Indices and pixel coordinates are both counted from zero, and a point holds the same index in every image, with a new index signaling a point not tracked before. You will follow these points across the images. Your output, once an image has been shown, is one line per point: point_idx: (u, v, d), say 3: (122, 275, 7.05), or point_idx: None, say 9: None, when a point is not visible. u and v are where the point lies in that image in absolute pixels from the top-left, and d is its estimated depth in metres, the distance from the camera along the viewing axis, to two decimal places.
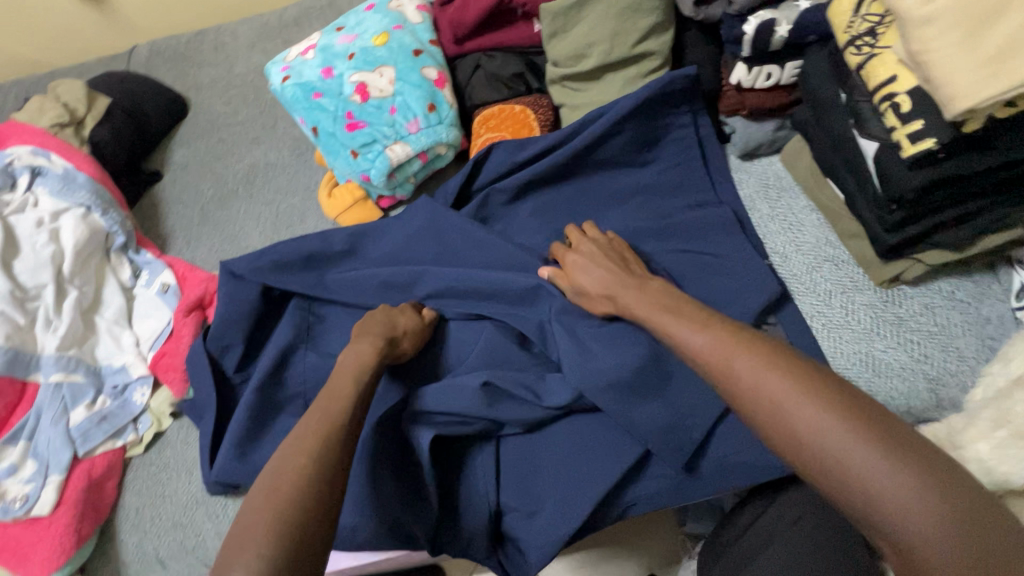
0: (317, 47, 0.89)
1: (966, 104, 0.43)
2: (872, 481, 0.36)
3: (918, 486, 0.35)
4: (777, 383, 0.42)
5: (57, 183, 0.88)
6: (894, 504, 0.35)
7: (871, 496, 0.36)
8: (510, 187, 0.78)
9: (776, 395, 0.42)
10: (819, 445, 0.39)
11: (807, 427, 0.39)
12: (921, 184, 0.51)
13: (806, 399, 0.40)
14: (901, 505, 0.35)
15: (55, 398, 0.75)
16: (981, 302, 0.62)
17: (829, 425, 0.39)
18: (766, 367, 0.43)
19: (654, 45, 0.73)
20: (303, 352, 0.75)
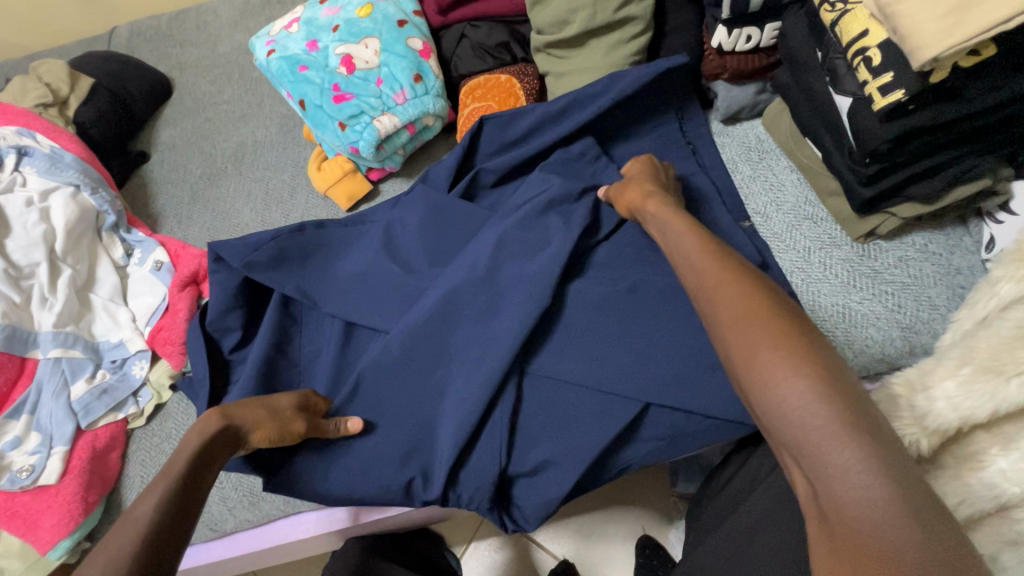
0: (300, 21, 0.89)
1: (931, 54, 0.45)
2: (809, 415, 0.36)
3: (852, 427, 0.35)
4: (752, 321, 0.41)
5: (45, 163, 0.88)
6: (820, 434, 0.35)
7: (801, 431, 0.36)
8: (499, 168, 0.78)
9: (745, 315, 0.42)
10: (766, 368, 0.39)
11: (790, 407, 0.37)
12: (891, 136, 0.53)
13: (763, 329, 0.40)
14: (841, 456, 0.34)
15: (55, 374, 0.77)
16: (952, 253, 0.65)
17: (785, 354, 0.39)
18: (746, 294, 0.43)
19: (636, 10, 0.74)
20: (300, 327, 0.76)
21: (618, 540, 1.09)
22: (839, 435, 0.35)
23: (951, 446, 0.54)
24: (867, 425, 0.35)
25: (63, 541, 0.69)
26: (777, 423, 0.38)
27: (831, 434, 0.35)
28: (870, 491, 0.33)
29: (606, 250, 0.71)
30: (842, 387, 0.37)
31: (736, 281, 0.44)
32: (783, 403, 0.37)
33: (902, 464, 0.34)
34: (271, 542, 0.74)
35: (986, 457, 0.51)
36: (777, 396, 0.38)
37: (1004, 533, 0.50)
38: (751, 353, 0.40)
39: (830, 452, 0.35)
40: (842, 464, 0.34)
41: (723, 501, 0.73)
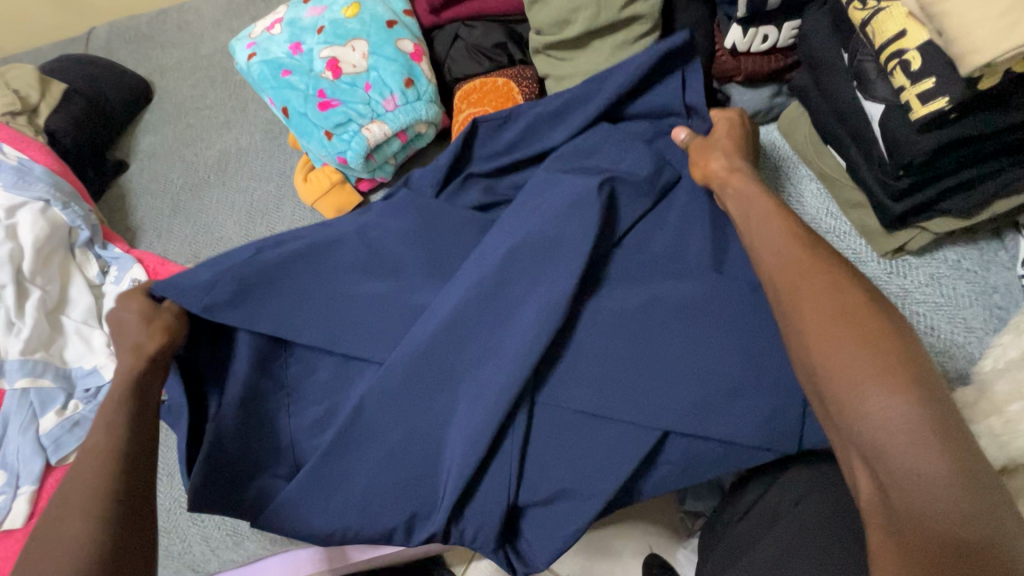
0: (283, 22, 0.83)
1: (984, 59, 0.40)
2: (888, 420, 0.38)
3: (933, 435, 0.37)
4: (837, 321, 0.43)
5: (12, 177, 0.83)
6: (897, 438, 0.38)
7: (882, 437, 0.38)
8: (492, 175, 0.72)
9: (835, 313, 0.44)
10: (847, 369, 0.41)
11: (875, 417, 0.39)
12: (930, 148, 0.48)
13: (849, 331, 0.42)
14: (919, 464, 0.37)
15: (23, 406, 0.72)
16: (988, 270, 0.60)
17: (868, 358, 0.41)
18: (834, 288, 0.45)
19: (643, 8, 0.68)
20: None
21: (626, 561, 1.05)
22: (923, 440, 0.37)
23: None
24: (946, 434, 0.38)
25: None
26: (853, 425, 0.40)
27: (910, 441, 0.37)
28: (945, 497, 0.36)
29: None
30: (928, 395, 0.39)
31: (819, 279, 0.45)
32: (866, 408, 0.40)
33: (976, 474, 0.37)
34: None
35: None
36: (860, 400, 0.40)
37: None
38: (836, 368, 0.42)
39: (908, 458, 0.37)
40: (919, 469, 0.37)
41: (741, 532, 0.69)
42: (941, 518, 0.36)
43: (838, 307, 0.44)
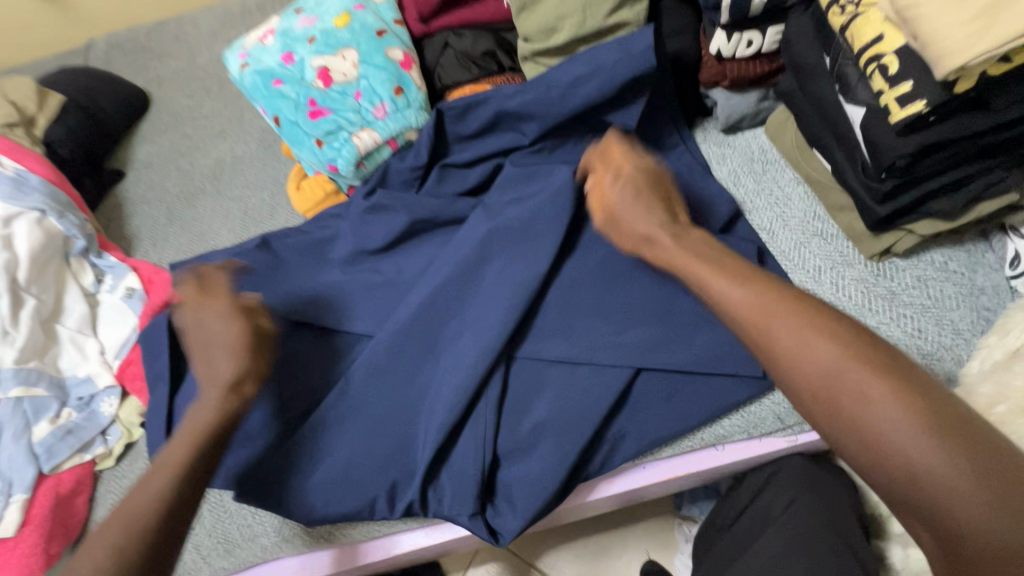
0: (276, 32, 0.84)
1: (959, 62, 0.40)
2: (849, 388, 0.39)
3: (890, 389, 0.38)
4: (763, 306, 0.44)
5: (8, 187, 0.83)
6: (862, 397, 0.39)
7: (849, 405, 0.39)
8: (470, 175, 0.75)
9: (758, 302, 0.44)
10: (792, 351, 0.42)
11: (889, 438, 0.37)
12: (911, 150, 0.48)
13: (769, 316, 0.44)
14: (890, 422, 0.38)
15: (15, 416, 0.71)
16: (975, 271, 0.60)
17: (809, 331, 0.42)
18: (744, 284, 0.46)
19: (629, 15, 0.69)
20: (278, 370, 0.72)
21: (623, 566, 1.06)
22: (884, 398, 0.38)
23: None
24: (901, 381, 0.39)
25: None
26: (821, 401, 0.41)
27: (873, 401, 0.38)
28: (928, 447, 0.36)
29: (601, 271, 0.66)
30: (872, 356, 0.40)
31: (733, 271, 0.47)
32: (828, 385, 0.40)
33: (946, 412, 0.37)
34: None
35: None
36: (819, 378, 0.41)
37: None
38: (769, 334, 0.43)
39: (878, 418, 0.38)
40: (890, 428, 0.38)
41: (733, 536, 0.68)
42: (938, 467, 0.36)
43: (752, 295, 0.45)
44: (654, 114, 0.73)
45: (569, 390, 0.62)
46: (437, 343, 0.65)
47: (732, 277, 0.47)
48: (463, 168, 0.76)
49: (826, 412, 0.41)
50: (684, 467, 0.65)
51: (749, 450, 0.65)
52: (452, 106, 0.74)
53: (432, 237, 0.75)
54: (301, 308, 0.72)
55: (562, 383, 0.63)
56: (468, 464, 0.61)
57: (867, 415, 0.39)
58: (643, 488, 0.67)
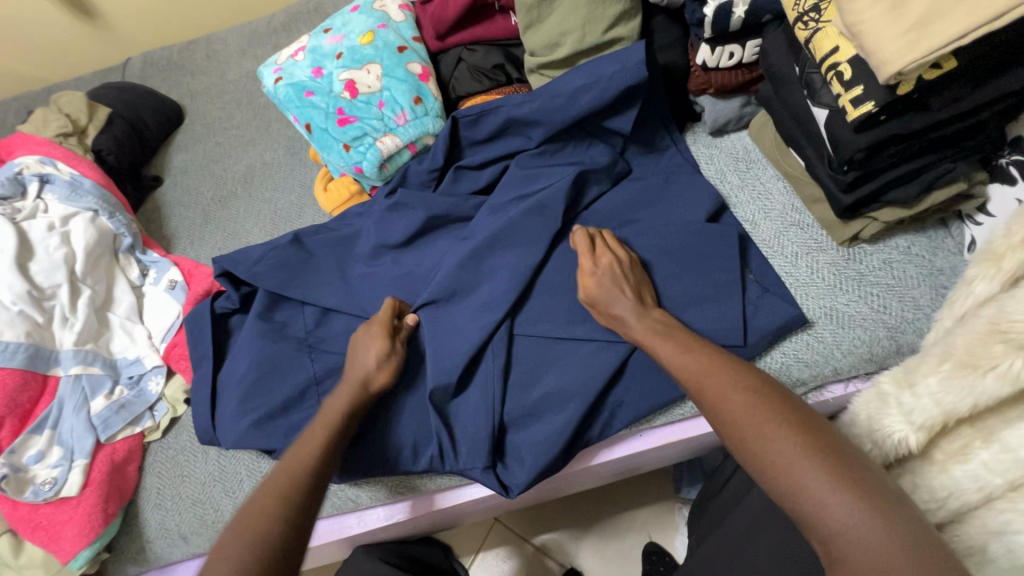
0: (306, 49, 0.94)
1: (895, 68, 0.48)
2: (774, 449, 0.48)
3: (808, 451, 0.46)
4: (701, 371, 0.56)
5: (65, 190, 0.93)
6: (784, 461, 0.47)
7: (774, 466, 0.47)
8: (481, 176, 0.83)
9: (694, 368, 0.57)
10: (727, 410, 0.52)
11: (812, 493, 0.44)
12: (865, 144, 0.56)
13: (710, 381, 0.55)
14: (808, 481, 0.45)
15: (75, 391, 0.80)
16: (935, 254, 0.67)
17: (740, 398, 0.52)
18: (690, 347, 0.59)
19: (623, 31, 0.77)
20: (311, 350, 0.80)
21: (626, 547, 1.12)
22: (802, 459, 0.46)
23: (939, 441, 0.56)
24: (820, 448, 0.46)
25: (84, 551, 0.71)
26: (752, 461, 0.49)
27: (794, 465, 0.46)
28: (842, 505, 0.43)
29: None
30: (798, 425, 0.48)
31: (681, 341, 0.60)
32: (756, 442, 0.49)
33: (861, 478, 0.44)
34: None
35: (970, 450, 0.53)
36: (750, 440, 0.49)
37: (990, 524, 0.50)
38: (708, 394, 0.54)
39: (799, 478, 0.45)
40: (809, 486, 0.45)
41: (723, 499, 0.75)
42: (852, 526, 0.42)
43: (692, 361, 0.58)
44: (648, 119, 0.81)
45: (573, 364, 0.70)
46: (454, 323, 0.73)
47: (674, 341, 0.60)
48: (474, 170, 0.84)
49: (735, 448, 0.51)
50: (675, 434, 0.72)
51: None
52: (466, 114, 0.82)
53: (448, 232, 0.82)
54: (332, 295, 0.81)
55: (567, 359, 0.70)
56: (482, 429, 0.68)
57: (764, 447, 0.48)
58: (640, 453, 0.74)
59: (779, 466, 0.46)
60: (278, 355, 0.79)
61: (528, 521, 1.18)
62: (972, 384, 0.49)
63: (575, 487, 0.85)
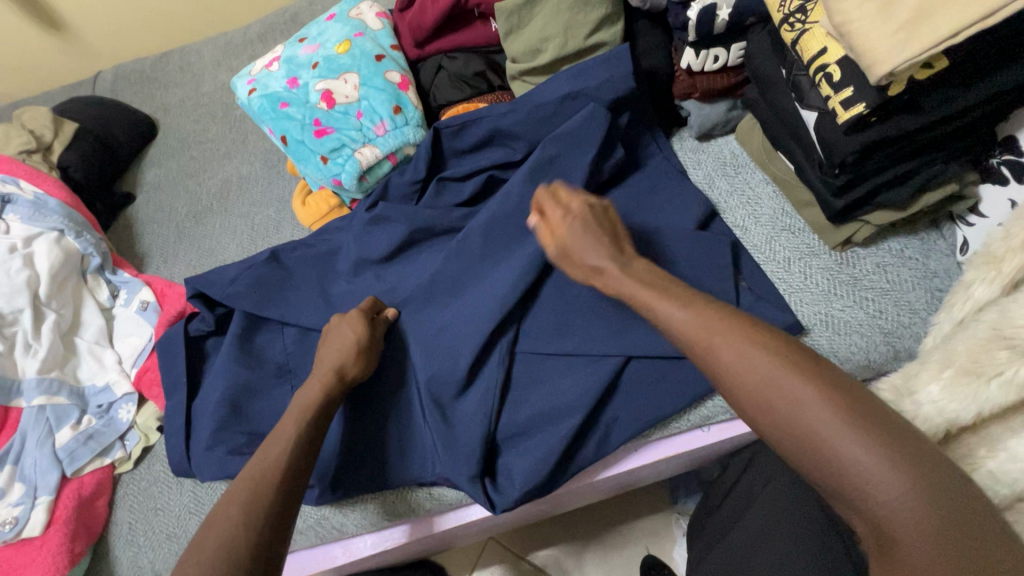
0: (281, 59, 0.91)
1: (886, 68, 0.46)
2: (799, 413, 0.40)
3: (845, 417, 0.39)
4: (704, 322, 0.46)
5: (28, 210, 0.88)
6: (816, 429, 0.39)
7: (806, 433, 0.39)
8: (464, 186, 0.80)
9: (695, 320, 0.47)
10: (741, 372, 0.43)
11: (853, 465, 0.37)
12: (857, 147, 0.55)
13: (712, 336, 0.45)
14: (844, 450, 0.38)
15: (39, 422, 0.75)
16: (929, 257, 0.66)
17: (755, 356, 0.43)
18: (678, 300, 0.49)
19: (606, 36, 0.76)
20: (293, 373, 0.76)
21: (624, 562, 1.09)
22: (837, 423, 0.38)
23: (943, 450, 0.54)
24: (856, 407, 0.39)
25: None
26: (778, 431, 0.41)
27: (830, 429, 0.38)
28: (888, 485, 0.36)
29: None
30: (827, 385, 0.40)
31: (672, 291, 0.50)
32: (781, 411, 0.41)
33: (907, 445, 0.38)
34: None
35: (975, 460, 0.51)
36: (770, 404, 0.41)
37: None
38: (714, 349, 0.45)
39: (838, 447, 0.38)
40: (848, 460, 0.38)
41: (725, 514, 0.73)
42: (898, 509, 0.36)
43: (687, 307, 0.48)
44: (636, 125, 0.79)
45: (564, 380, 0.67)
46: (438, 342, 0.70)
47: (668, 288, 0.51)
48: (458, 181, 0.81)
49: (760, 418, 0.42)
50: (674, 447, 0.70)
51: (732, 430, 0.70)
52: (448, 124, 0.80)
53: (433, 245, 0.80)
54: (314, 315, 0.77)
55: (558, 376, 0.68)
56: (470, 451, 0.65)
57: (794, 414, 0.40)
58: (635, 468, 0.72)
59: (813, 440, 0.39)
60: (257, 379, 0.75)
61: (524, 538, 1.14)
62: (978, 393, 0.47)
63: (572, 504, 0.82)
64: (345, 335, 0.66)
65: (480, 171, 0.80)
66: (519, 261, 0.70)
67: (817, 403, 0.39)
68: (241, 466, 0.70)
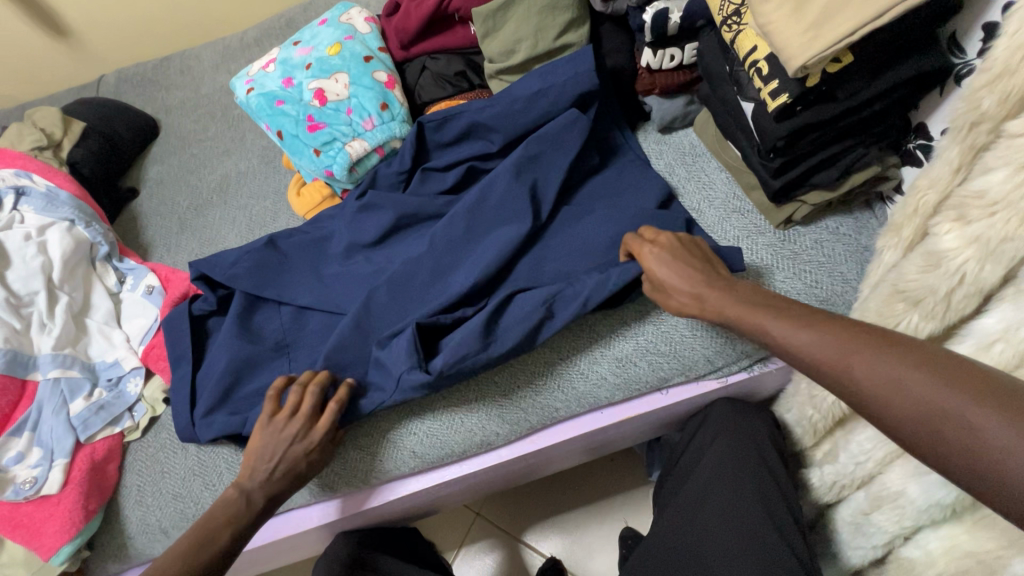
0: (277, 61, 0.98)
1: (799, 62, 0.54)
2: (927, 406, 0.41)
3: (978, 403, 0.39)
4: (826, 337, 0.49)
5: (41, 201, 0.95)
6: (947, 418, 0.40)
7: (936, 421, 0.40)
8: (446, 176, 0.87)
9: (812, 339, 0.50)
10: (864, 379, 0.45)
11: (995, 450, 0.37)
12: (785, 133, 0.62)
13: (841, 348, 0.48)
14: (986, 435, 0.38)
15: (54, 393, 0.82)
16: (861, 233, 0.73)
17: (878, 359, 0.45)
18: (795, 326, 0.52)
19: (573, 38, 0.83)
20: (288, 347, 0.83)
21: (602, 534, 1.15)
22: (973, 411, 0.39)
23: None
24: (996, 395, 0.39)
25: (65, 546, 0.73)
26: (912, 432, 0.42)
27: (962, 416, 0.39)
28: None
29: (559, 250, 0.78)
30: (958, 377, 0.41)
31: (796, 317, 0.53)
32: (902, 406, 0.42)
33: None
34: (262, 539, 0.80)
35: None
36: (893, 402, 0.43)
37: (908, 470, 0.59)
38: (840, 359, 0.47)
39: (978, 432, 0.38)
40: (992, 445, 0.37)
41: (680, 471, 0.81)
42: None
43: (802, 325, 0.52)
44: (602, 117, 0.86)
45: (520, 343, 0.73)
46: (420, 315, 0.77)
47: (777, 313, 0.55)
48: (440, 170, 0.88)
49: (895, 426, 0.43)
50: (635, 409, 0.76)
51: (690, 392, 0.77)
52: (431, 119, 0.87)
53: (416, 230, 0.87)
54: (308, 293, 0.85)
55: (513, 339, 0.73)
56: None
57: (919, 402, 0.42)
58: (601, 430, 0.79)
59: (947, 427, 0.40)
60: (256, 353, 0.82)
61: (509, 514, 1.21)
62: None
63: (547, 468, 0.90)
64: (299, 458, 0.69)
65: (459, 161, 0.87)
66: (494, 241, 0.77)
67: (951, 392, 0.40)
68: (241, 429, 0.76)
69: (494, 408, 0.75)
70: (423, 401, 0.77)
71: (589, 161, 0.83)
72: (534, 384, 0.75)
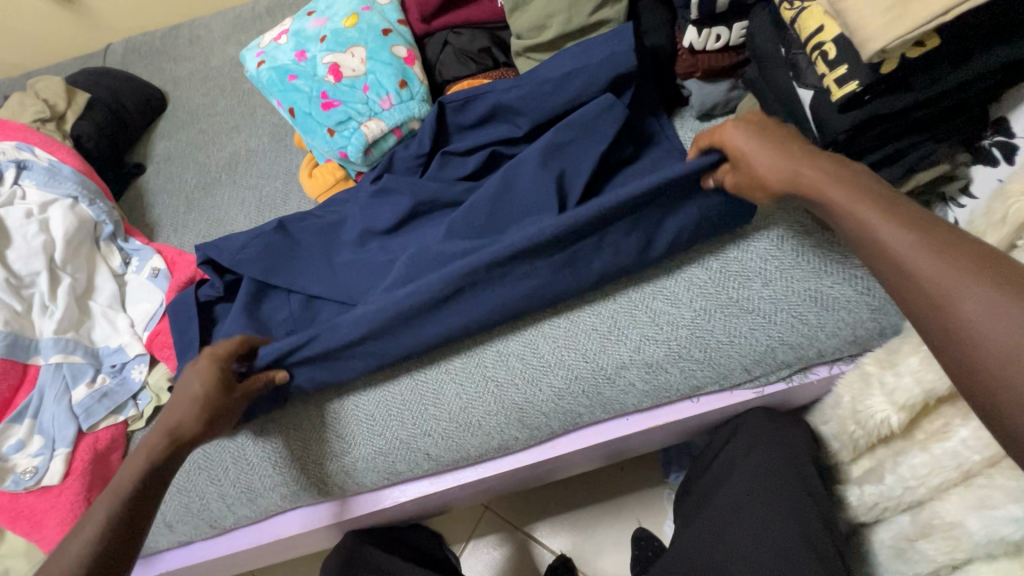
0: (289, 32, 0.92)
1: (878, 46, 0.47)
2: (988, 339, 0.34)
3: None
4: (935, 249, 0.39)
5: (43, 176, 0.91)
6: (1006, 355, 0.33)
7: (985, 352, 0.34)
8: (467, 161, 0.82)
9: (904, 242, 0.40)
10: (933, 292, 0.38)
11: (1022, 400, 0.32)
12: (849, 125, 0.56)
13: (928, 257, 0.38)
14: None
15: (57, 378, 0.79)
16: None
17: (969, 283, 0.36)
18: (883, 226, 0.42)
19: (610, 13, 0.76)
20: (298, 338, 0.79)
21: (615, 534, 1.12)
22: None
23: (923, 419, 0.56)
24: None
25: None
26: (949, 353, 0.36)
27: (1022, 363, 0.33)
28: None
29: None
30: None
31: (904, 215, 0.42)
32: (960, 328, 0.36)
33: None
34: (273, 536, 0.77)
35: None
36: (951, 320, 0.36)
37: (967, 500, 0.55)
38: (915, 268, 0.39)
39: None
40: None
41: (709, 482, 0.77)
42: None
43: (901, 223, 0.41)
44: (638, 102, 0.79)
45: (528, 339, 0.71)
46: None
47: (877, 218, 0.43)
48: (460, 155, 0.82)
49: (930, 338, 0.38)
50: (661, 417, 0.72)
51: (722, 401, 0.72)
52: (453, 99, 0.82)
53: (434, 218, 0.81)
54: (319, 282, 0.80)
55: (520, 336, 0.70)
56: None
57: (976, 335, 0.35)
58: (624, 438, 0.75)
59: (993, 367, 0.34)
60: None
61: (519, 509, 1.18)
62: None
63: (565, 472, 0.86)
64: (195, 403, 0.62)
65: (481, 146, 0.81)
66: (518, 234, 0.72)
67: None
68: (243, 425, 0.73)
69: (509, 414, 0.71)
70: (435, 399, 0.73)
71: (622, 148, 0.76)
72: (556, 387, 0.70)
